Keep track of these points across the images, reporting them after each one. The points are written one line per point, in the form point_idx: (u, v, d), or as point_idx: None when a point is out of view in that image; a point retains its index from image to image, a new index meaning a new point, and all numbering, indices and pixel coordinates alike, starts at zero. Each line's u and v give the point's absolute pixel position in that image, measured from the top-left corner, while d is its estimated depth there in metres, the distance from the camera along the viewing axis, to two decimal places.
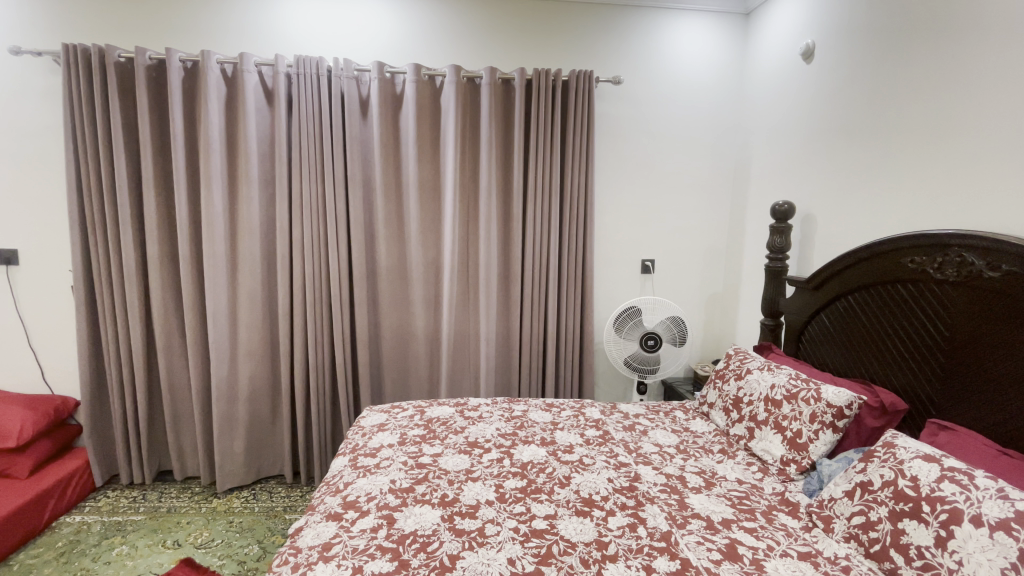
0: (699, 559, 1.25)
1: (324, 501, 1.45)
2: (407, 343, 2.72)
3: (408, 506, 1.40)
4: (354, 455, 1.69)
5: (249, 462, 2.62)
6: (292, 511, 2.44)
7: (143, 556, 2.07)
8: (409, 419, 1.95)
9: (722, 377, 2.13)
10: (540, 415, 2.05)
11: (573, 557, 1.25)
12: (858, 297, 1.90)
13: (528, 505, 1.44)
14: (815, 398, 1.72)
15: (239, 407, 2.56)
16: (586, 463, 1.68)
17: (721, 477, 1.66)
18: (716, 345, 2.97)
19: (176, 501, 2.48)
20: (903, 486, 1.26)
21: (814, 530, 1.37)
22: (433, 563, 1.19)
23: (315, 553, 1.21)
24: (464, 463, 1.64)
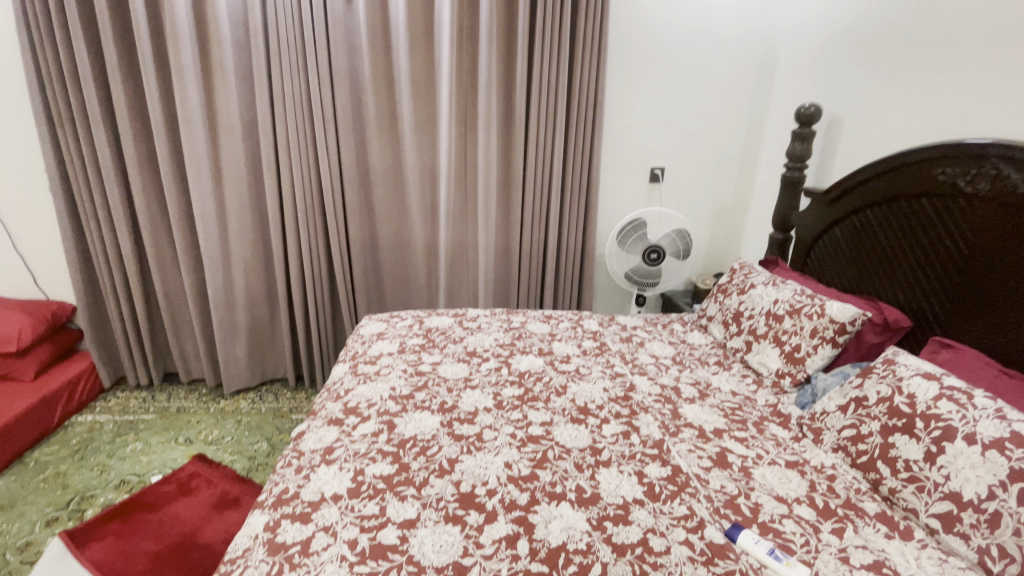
0: (690, 466, 1.29)
1: (325, 407, 1.46)
2: (405, 251, 2.66)
3: (407, 412, 1.42)
4: (354, 363, 1.69)
5: (252, 366, 2.67)
6: (298, 412, 2.53)
7: (157, 453, 2.18)
8: (408, 328, 1.95)
9: (724, 291, 2.09)
10: (538, 326, 2.04)
11: (567, 461, 1.28)
12: (876, 211, 1.81)
13: (525, 412, 1.46)
14: (819, 314, 1.69)
15: (238, 314, 2.56)
16: (582, 373, 1.69)
17: (715, 388, 1.68)
18: (719, 259, 2.92)
19: (185, 401, 2.57)
20: (899, 403, 1.27)
21: (803, 440, 1.41)
22: (432, 466, 1.21)
23: (318, 457, 1.24)
24: (462, 371, 1.65)
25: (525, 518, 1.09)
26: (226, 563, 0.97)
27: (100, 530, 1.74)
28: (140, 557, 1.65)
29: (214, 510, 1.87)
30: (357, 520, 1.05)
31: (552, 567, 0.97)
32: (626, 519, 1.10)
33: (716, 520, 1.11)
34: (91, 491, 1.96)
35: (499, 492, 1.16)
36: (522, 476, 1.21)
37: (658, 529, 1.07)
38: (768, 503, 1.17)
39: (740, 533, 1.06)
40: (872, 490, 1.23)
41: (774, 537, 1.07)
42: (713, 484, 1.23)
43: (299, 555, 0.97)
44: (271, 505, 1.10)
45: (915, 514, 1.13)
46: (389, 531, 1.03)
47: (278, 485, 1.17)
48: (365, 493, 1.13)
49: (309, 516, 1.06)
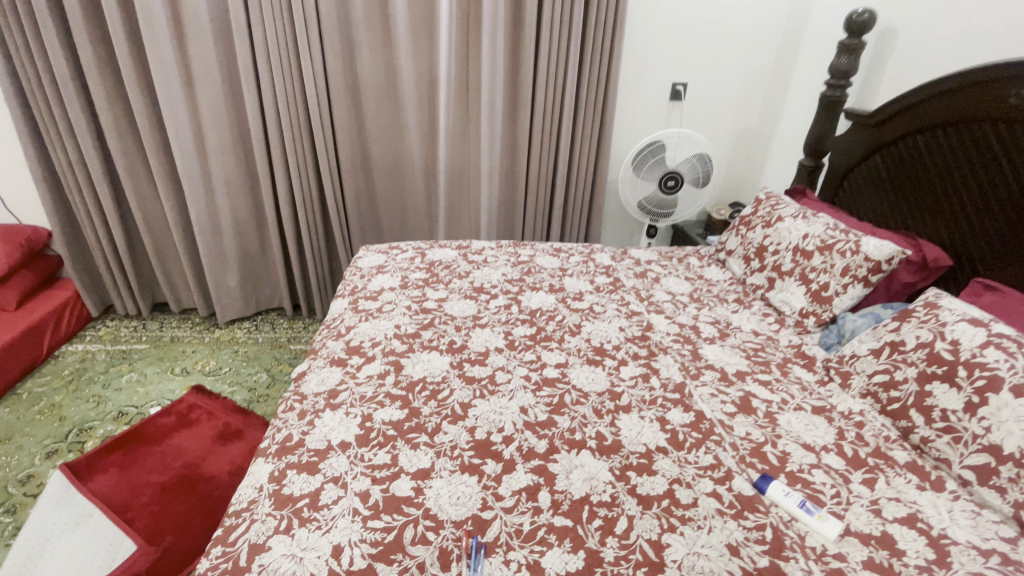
0: (713, 412, 1.23)
1: (326, 347, 1.36)
2: (403, 174, 2.47)
3: (415, 352, 1.33)
4: (354, 298, 1.58)
5: (246, 295, 2.56)
6: (297, 342, 2.46)
7: (154, 384, 2.13)
8: (409, 261, 1.82)
9: (748, 224, 1.95)
10: (548, 260, 1.91)
11: (585, 406, 1.20)
12: (929, 137, 1.63)
13: (539, 353, 1.36)
14: (853, 251, 1.58)
15: (225, 241, 2.41)
16: (597, 311, 1.59)
17: (736, 328, 1.59)
18: (736, 187, 2.75)
19: (178, 331, 2.48)
20: (940, 350, 1.19)
21: (829, 384, 1.35)
22: (444, 412, 1.14)
23: (322, 401, 1.16)
24: (470, 309, 1.54)
25: (544, 468, 1.03)
26: (231, 516, 0.91)
27: (101, 462, 1.72)
28: (147, 488, 1.64)
29: (218, 442, 1.84)
30: (368, 470, 0.99)
31: (576, 521, 0.93)
32: (650, 469, 1.05)
33: (743, 470, 1.06)
34: (88, 423, 1.92)
35: (516, 439, 1.09)
36: (539, 422, 1.14)
37: (684, 480, 1.03)
38: (796, 453, 1.12)
39: (769, 485, 1.01)
40: (901, 438, 1.18)
41: (803, 488, 1.03)
42: (738, 431, 1.17)
43: (308, 509, 0.91)
44: (274, 453, 1.04)
45: (948, 465, 1.09)
46: (403, 482, 0.97)
47: (281, 431, 1.09)
48: (374, 441, 1.06)
49: (317, 467, 0.99)
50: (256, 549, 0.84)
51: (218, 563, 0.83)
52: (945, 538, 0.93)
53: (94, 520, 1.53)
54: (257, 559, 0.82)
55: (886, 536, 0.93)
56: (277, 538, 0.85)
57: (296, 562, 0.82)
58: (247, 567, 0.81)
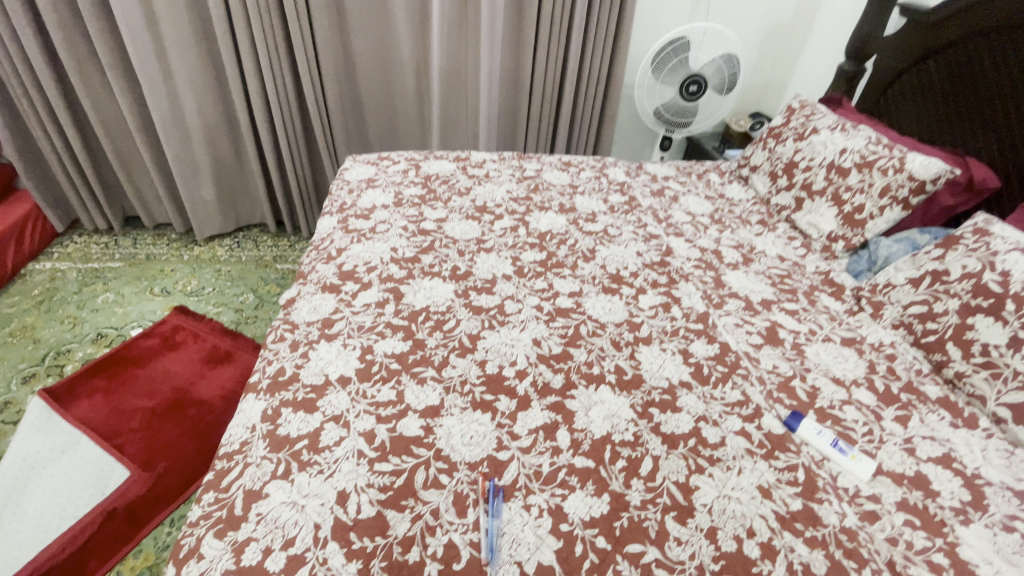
0: (739, 344, 1.14)
1: (315, 271, 1.23)
2: (391, 72, 2.19)
3: (415, 279, 1.20)
4: (344, 216, 1.41)
5: (224, 210, 2.36)
6: (283, 261, 2.30)
7: (133, 305, 1.99)
8: (402, 176, 1.63)
9: (777, 136, 1.76)
10: (556, 175, 1.73)
11: (603, 338, 1.10)
12: (995, 39, 1.42)
13: (551, 281, 1.24)
14: (896, 170, 1.42)
15: (196, 148, 2.16)
16: (612, 235, 1.45)
17: (760, 253, 1.48)
18: (758, 96, 2.51)
19: (153, 248, 2.30)
20: (988, 281, 1.08)
21: (859, 314, 1.27)
22: (451, 344, 1.04)
23: (316, 331, 1.05)
24: (473, 231, 1.39)
25: (562, 405, 0.95)
26: (223, 458, 0.83)
27: (85, 388, 1.64)
28: (137, 414, 1.58)
29: (206, 365, 1.76)
30: (372, 408, 0.90)
31: (598, 462, 0.86)
32: (674, 406, 0.98)
33: (772, 406, 1.00)
34: (66, 346, 1.81)
35: (530, 374, 0.99)
36: (554, 355, 1.04)
37: (710, 418, 0.96)
38: (827, 388, 1.06)
39: (800, 424, 0.95)
40: (933, 372, 1.12)
41: (833, 425, 0.98)
42: (765, 365, 1.10)
43: (307, 451, 0.83)
44: (266, 389, 0.94)
45: (982, 402, 1.03)
46: (411, 421, 0.88)
47: (272, 364, 0.99)
48: (376, 376, 0.96)
49: (314, 404, 0.90)
50: (252, 496, 0.77)
51: (212, 511, 0.76)
52: (979, 478, 0.89)
53: (82, 447, 1.49)
54: (254, 508, 0.75)
55: (919, 477, 0.89)
56: (275, 484, 0.78)
57: (298, 511, 0.75)
58: (243, 516, 0.74)
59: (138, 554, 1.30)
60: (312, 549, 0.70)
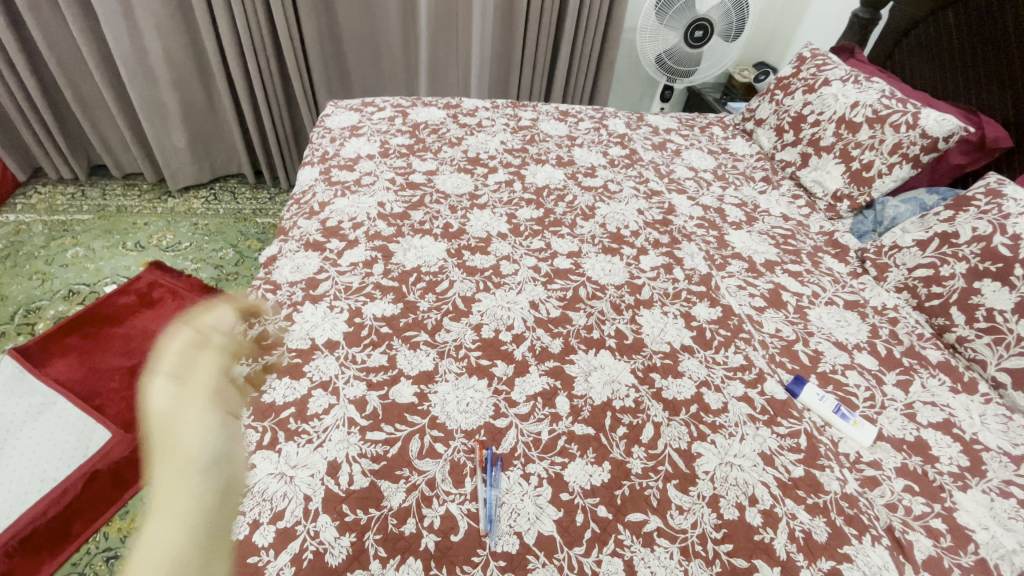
0: (741, 307, 1.11)
1: (298, 226, 1.15)
2: (374, 8, 2.01)
3: (404, 237, 1.13)
4: (326, 167, 1.32)
5: (198, 158, 2.21)
6: (264, 215, 2.19)
7: (105, 260, 1.89)
8: (389, 124, 1.52)
9: (786, 88, 1.67)
10: (553, 126, 1.63)
11: (603, 302, 1.06)
12: None
13: (548, 241, 1.18)
14: (909, 126, 1.35)
15: (163, 90, 1.99)
16: (612, 191, 1.38)
17: (764, 212, 1.42)
18: (765, 45, 2.38)
19: (124, 200, 2.17)
20: (998, 245, 1.04)
21: (862, 277, 1.24)
22: (445, 307, 0.99)
23: (300, 292, 0.99)
24: (466, 185, 1.31)
25: (561, 370, 0.91)
26: (205, 427, 0.79)
27: (58, 346, 1.57)
28: (115, 374, 1.52)
29: (187, 323, 1.69)
30: (362, 374, 0.86)
31: (599, 429, 0.83)
32: (675, 370, 0.95)
33: (775, 371, 0.98)
34: (37, 302, 1.72)
35: (528, 338, 0.95)
36: (552, 318, 1.00)
37: (713, 384, 0.93)
38: (830, 352, 1.03)
39: (803, 389, 0.93)
40: (934, 336, 1.11)
41: (835, 390, 0.96)
42: (767, 328, 1.07)
43: (295, 420, 0.78)
44: (248, 353, 0.89)
45: (982, 366, 1.02)
46: (404, 387, 0.84)
47: (254, 327, 0.93)
48: (366, 340, 0.91)
49: (301, 370, 0.85)
50: (237, 468, 0.73)
51: None
52: (977, 444, 0.88)
53: (59, 408, 1.43)
54: (240, 480, 0.71)
55: (919, 442, 0.88)
56: (261, 455, 0.74)
57: (286, 482, 0.71)
58: (228, 488, 0.71)
59: (124, 516, 1.27)
60: (302, 522, 0.67)
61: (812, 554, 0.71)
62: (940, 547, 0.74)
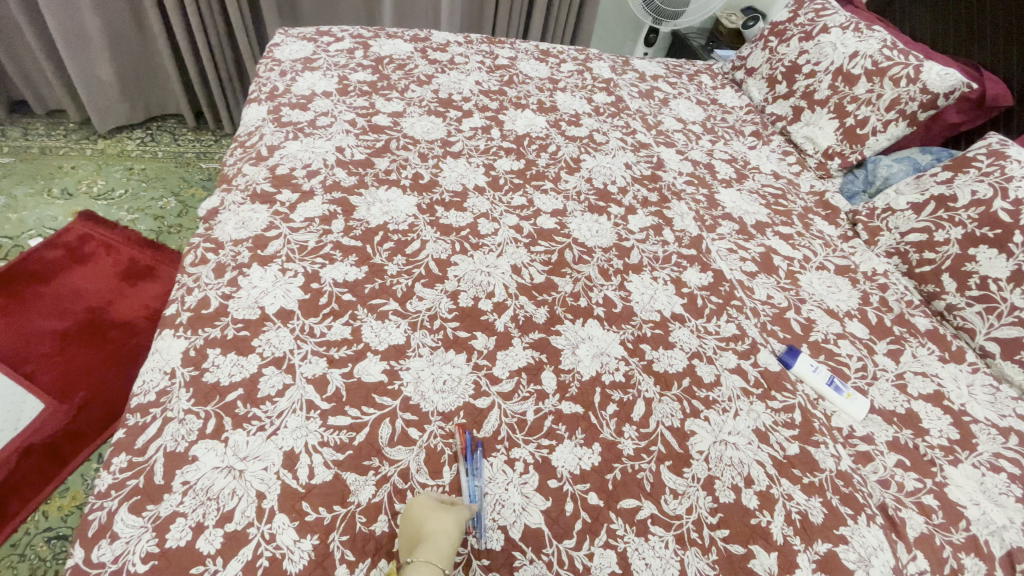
0: (733, 272, 1.05)
1: (242, 174, 0.99)
2: None
3: (368, 189, 1.00)
4: (275, 105, 1.15)
5: (130, 95, 1.93)
6: (208, 160, 1.97)
7: (26, 208, 1.65)
8: (347, 57, 1.33)
9: (781, 34, 1.56)
10: (533, 67, 1.48)
11: (590, 266, 0.97)
12: None
13: (530, 197, 1.07)
14: (910, 80, 1.27)
15: (82, 11, 1.69)
16: (598, 142, 1.26)
17: (754, 169, 1.35)
18: None
19: (45, 140, 1.89)
20: (998, 210, 1.01)
21: (852, 241, 1.19)
22: (416, 272, 0.88)
23: (246, 253, 0.85)
24: (437, 131, 1.17)
25: (546, 343, 0.83)
26: (136, 412, 0.67)
27: None
28: (44, 338, 1.36)
29: (126, 282, 1.51)
30: (322, 349, 0.75)
31: (587, 407, 0.76)
32: (666, 341, 0.88)
33: (767, 341, 0.93)
34: None
35: (510, 307, 0.86)
36: (536, 285, 0.91)
37: (705, 355, 0.88)
38: (822, 320, 0.99)
39: (796, 360, 0.89)
40: (922, 303, 1.08)
41: (827, 360, 0.92)
42: (759, 295, 1.02)
43: (243, 404, 0.68)
44: (186, 324, 0.76)
45: (971, 335, 1.01)
46: (371, 364, 0.74)
47: (192, 294, 0.80)
48: (326, 309, 0.80)
49: (250, 344, 0.74)
50: (176, 461, 0.63)
51: (125, 480, 0.61)
52: (967, 415, 0.86)
53: None
54: (180, 475, 0.61)
55: (910, 415, 0.85)
56: (204, 445, 0.64)
57: (235, 478, 0.61)
58: (165, 486, 0.61)
59: (64, 493, 1.16)
60: (255, 524, 0.58)
61: (809, 537, 0.68)
62: (932, 524, 0.72)
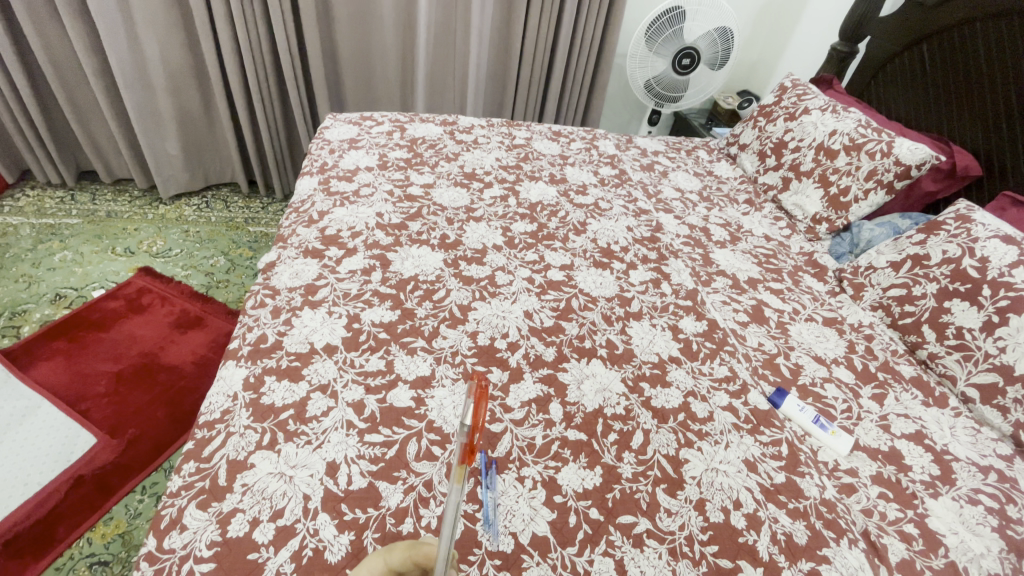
0: (726, 321, 1.15)
1: (296, 234, 1.17)
2: (370, 30, 2.06)
3: (402, 247, 1.16)
4: (325, 177, 1.35)
5: (192, 166, 2.22)
6: (256, 224, 2.19)
7: (94, 264, 1.87)
8: (387, 137, 1.56)
9: (768, 115, 1.76)
10: (546, 145, 1.69)
11: (595, 313, 1.09)
12: (989, 25, 1.43)
13: (542, 253, 1.22)
14: (883, 154, 1.42)
15: (160, 97, 2.01)
16: (602, 208, 1.43)
17: (747, 232, 1.48)
18: (748, 74, 2.49)
19: (114, 205, 2.15)
20: (967, 267, 1.11)
21: (840, 296, 1.30)
22: (441, 315, 1.01)
23: (298, 298, 1.00)
24: (462, 199, 1.35)
25: (554, 378, 0.94)
26: (203, 427, 0.79)
27: (43, 350, 1.54)
28: (101, 378, 1.48)
29: (176, 329, 1.66)
30: (360, 378, 0.87)
31: (590, 435, 0.86)
32: (663, 380, 0.98)
33: (757, 383, 1.02)
34: (22, 306, 1.69)
35: (522, 346, 0.98)
36: (545, 328, 1.03)
37: (699, 393, 0.97)
38: (809, 366, 1.08)
39: (783, 400, 0.97)
40: (907, 353, 1.17)
41: (814, 402, 1.00)
42: (751, 342, 1.11)
43: (293, 422, 0.80)
44: (247, 356, 0.90)
45: (953, 382, 1.08)
46: (401, 392, 0.86)
47: (252, 331, 0.94)
48: (364, 345, 0.93)
49: (300, 373, 0.87)
50: (236, 467, 0.74)
51: (193, 481, 0.72)
52: (948, 454, 0.93)
53: (43, 412, 1.38)
54: (239, 479, 0.72)
55: (893, 452, 0.93)
56: (260, 454, 0.75)
57: (285, 482, 0.72)
58: (227, 487, 0.72)
59: (109, 521, 1.22)
60: (301, 520, 0.69)
61: (793, 556, 0.74)
62: (913, 550, 0.78)
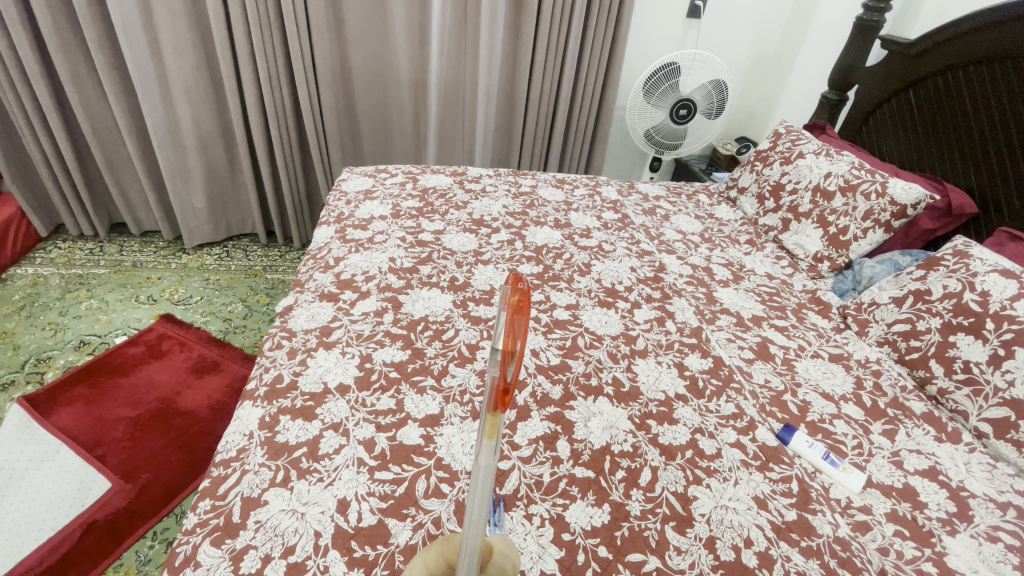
0: (732, 358, 1.16)
1: (313, 279, 1.22)
2: (386, 89, 2.23)
3: (413, 289, 1.21)
4: (341, 226, 1.42)
5: (215, 217, 2.33)
6: (274, 272, 2.27)
7: (118, 312, 1.94)
8: (400, 188, 1.64)
9: (765, 160, 1.82)
10: (551, 192, 1.76)
11: (600, 350, 1.12)
12: (970, 73, 1.50)
13: (547, 293, 1.26)
14: (878, 194, 1.46)
15: (189, 155, 2.15)
16: (606, 250, 1.48)
17: (749, 272, 1.51)
18: (745, 121, 2.60)
19: (140, 255, 2.25)
20: (969, 301, 1.12)
21: (845, 332, 1.31)
22: (450, 354, 1.05)
23: (314, 339, 1.05)
24: (471, 244, 1.41)
25: (561, 416, 0.95)
26: (219, 466, 0.82)
27: (65, 395, 1.58)
28: (119, 424, 1.50)
29: (194, 374, 1.70)
30: (371, 416, 0.90)
31: (598, 472, 0.86)
32: (671, 418, 0.99)
33: (764, 420, 1.02)
34: (47, 353, 1.75)
35: (529, 385, 1.00)
36: (552, 366, 1.06)
37: (706, 430, 0.97)
38: (817, 402, 1.08)
39: (792, 437, 0.97)
40: (917, 388, 1.16)
41: (824, 438, 1.00)
42: (757, 379, 1.12)
43: (306, 459, 0.82)
44: (263, 396, 0.93)
45: (965, 417, 1.07)
46: (410, 430, 0.88)
47: (269, 371, 0.98)
48: (376, 384, 0.96)
49: (313, 412, 0.90)
50: (251, 503, 0.76)
51: (208, 519, 0.74)
52: (964, 490, 0.93)
53: (62, 456, 1.40)
54: (253, 515, 0.74)
55: (907, 489, 0.92)
56: (273, 492, 0.77)
57: (297, 519, 0.74)
58: (242, 523, 0.73)
59: (118, 568, 1.21)
60: (312, 557, 0.70)
61: None
62: None
